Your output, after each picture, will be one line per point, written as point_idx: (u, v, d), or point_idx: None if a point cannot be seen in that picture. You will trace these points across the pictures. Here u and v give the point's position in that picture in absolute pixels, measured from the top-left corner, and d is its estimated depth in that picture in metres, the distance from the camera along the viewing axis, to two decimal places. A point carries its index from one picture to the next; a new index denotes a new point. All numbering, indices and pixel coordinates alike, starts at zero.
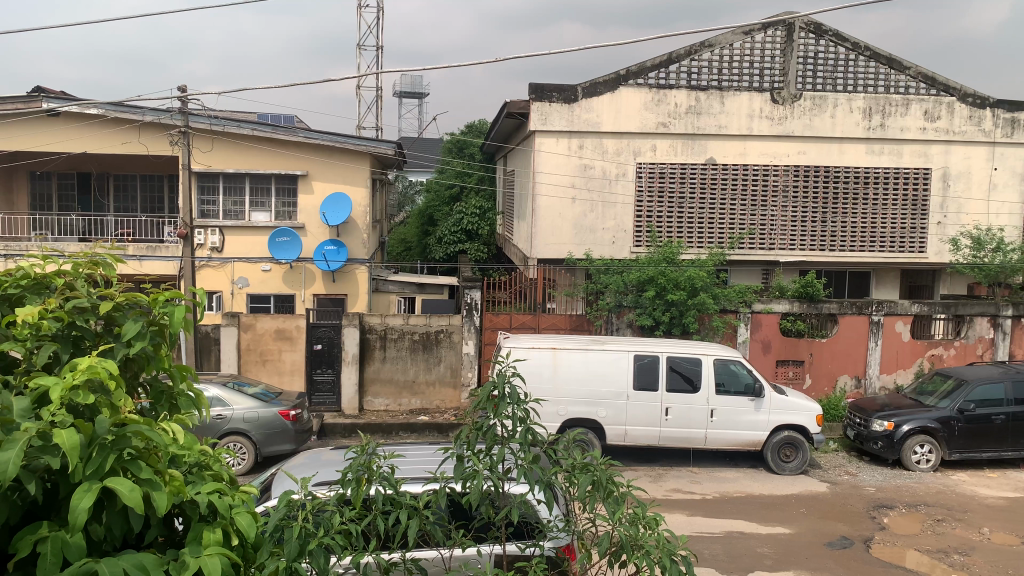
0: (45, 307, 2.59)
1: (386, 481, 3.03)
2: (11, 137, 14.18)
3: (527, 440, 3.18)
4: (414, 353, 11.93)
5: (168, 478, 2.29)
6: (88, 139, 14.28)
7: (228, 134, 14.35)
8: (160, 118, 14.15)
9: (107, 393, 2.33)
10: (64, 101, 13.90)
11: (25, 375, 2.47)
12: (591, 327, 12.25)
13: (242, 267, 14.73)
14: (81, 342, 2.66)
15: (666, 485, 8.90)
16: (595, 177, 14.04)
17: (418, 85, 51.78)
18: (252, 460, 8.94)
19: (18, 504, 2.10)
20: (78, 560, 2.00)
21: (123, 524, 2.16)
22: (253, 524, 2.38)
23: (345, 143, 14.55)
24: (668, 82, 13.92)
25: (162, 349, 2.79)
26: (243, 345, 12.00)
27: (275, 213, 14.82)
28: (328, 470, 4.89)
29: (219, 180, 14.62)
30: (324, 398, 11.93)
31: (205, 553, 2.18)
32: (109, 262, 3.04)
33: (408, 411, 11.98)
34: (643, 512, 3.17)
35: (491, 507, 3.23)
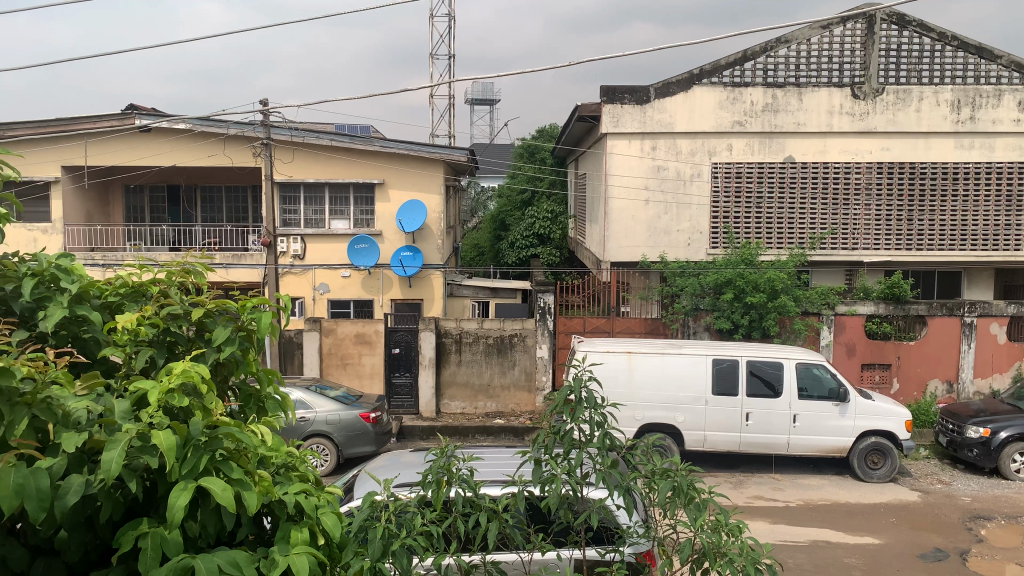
0: (143, 313, 2.72)
1: (465, 483, 3.05)
2: (107, 152, 14.92)
3: (605, 445, 3.14)
4: (490, 357, 11.99)
5: (257, 478, 2.36)
6: (178, 153, 14.93)
7: (308, 144, 14.77)
8: (244, 130, 14.64)
9: (200, 396, 2.42)
10: (155, 118, 14.58)
11: (125, 378, 2.60)
12: (667, 330, 12.09)
13: (323, 273, 15.10)
14: (175, 348, 2.79)
15: (748, 492, 8.69)
16: (669, 178, 13.85)
17: (489, 91, 52.28)
18: (335, 461, 9.15)
19: (120, 501, 2.19)
20: (177, 556, 2.08)
21: (217, 522, 2.24)
22: (338, 524, 2.45)
23: (419, 150, 14.78)
24: (744, 79, 13.63)
25: (251, 354, 2.88)
26: (325, 349, 12.32)
27: (353, 221, 15.16)
28: (409, 471, 4.96)
29: (300, 190, 15.07)
30: (402, 401, 12.10)
31: (293, 552, 2.25)
32: (200, 270, 3.16)
33: (484, 414, 12.05)
34: (726, 519, 3.11)
35: (570, 512, 3.20)
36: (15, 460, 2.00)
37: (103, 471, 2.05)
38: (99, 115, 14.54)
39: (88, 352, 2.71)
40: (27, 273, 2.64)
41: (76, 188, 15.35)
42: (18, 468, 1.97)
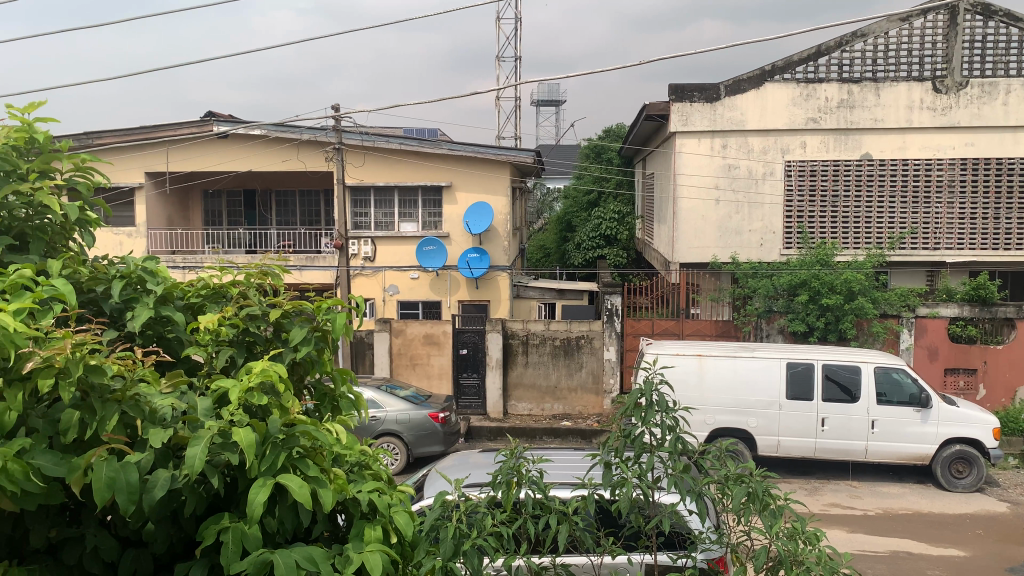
0: (223, 314, 2.81)
1: (535, 485, 3.05)
2: (188, 158, 15.48)
3: (676, 449, 3.10)
4: (556, 359, 11.96)
5: (333, 476, 2.41)
6: (255, 158, 15.38)
7: (378, 149, 15.03)
8: (317, 135, 14.99)
9: (278, 395, 2.48)
10: (232, 124, 15.08)
11: (207, 376, 2.69)
12: (739, 332, 11.81)
13: (393, 275, 15.34)
14: (253, 347, 2.88)
15: (824, 499, 8.45)
16: (740, 177, 13.55)
17: (554, 92, 52.33)
18: (405, 460, 9.27)
19: (203, 495, 2.26)
20: (256, 550, 2.13)
21: (294, 518, 2.29)
22: (410, 523, 2.49)
23: (486, 153, 14.84)
24: (818, 75, 13.28)
25: (326, 354, 2.95)
26: (395, 349, 12.52)
27: (422, 223, 15.37)
28: (479, 471, 4.99)
29: (370, 193, 15.36)
30: (470, 402, 12.18)
31: (367, 549, 2.28)
32: (277, 272, 3.25)
33: (552, 416, 12.02)
34: (803, 527, 3.03)
35: (641, 516, 3.16)
36: (106, 454, 2.09)
37: (187, 466, 2.12)
38: (181, 123, 15.10)
39: (172, 351, 2.82)
40: (116, 275, 2.76)
41: (159, 193, 15.97)
42: (108, 462, 2.06)
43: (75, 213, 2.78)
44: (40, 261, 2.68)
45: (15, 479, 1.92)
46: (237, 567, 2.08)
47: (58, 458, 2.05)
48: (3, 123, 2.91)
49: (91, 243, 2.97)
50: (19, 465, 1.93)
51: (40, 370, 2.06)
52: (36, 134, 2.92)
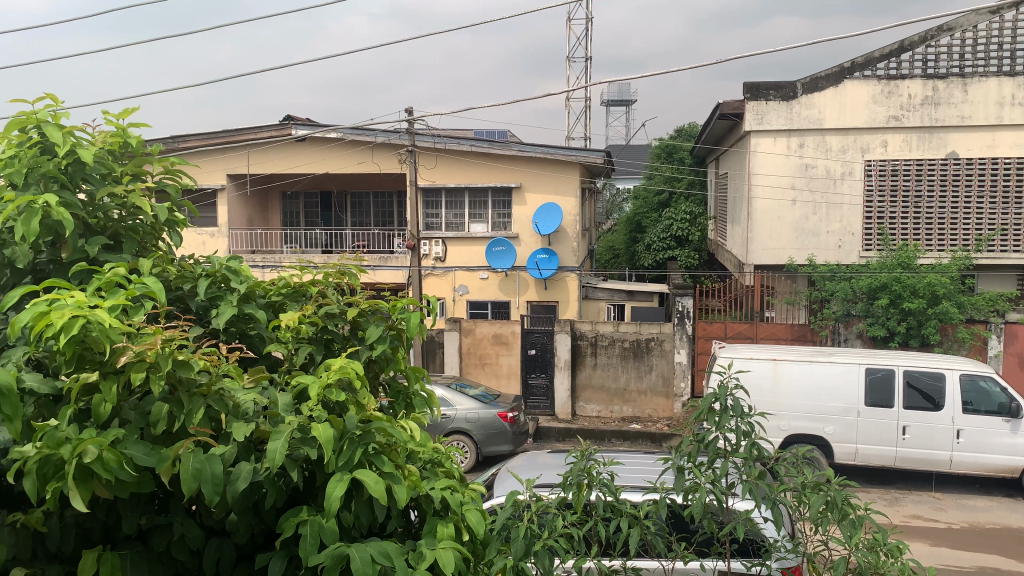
0: (303, 312, 2.90)
1: (606, 487, 3.04)
2: (267, 160, 15.97)
3: (752, 455, 3.04)
4: (626, 361, 11.84)
5: (407, 473, 2.44)
6: (330, 160, 15.76)
7: (450, 150, 15.21)
8: (391, 138, 15.25)
9: (354, 391, 2.53)
10: (310, 128, 15.48)
11: (287, 372, 2.78)
12: (815, 336, 11.47)
13: (463, 275, 15.53)
14: (332, 345, 2.96)
15: (905, 511, 8.14)
16: (817, 177, 13.19)
17: (625, 93, 51.95)
18: (474, 458, 9.34)
19: (283, 489, 2.32)
20: (332, 544, 2.18)
21: (370, 513, 2.33)
22: (482, 521, 2.51)
23: (556, 153, 14.82)
24: (901, 72, 12.85)
25: (400, 352, 3.01)
26: (464, 348, 12.64)
27: (491, 224, 15.46)
28: (550, 472, 4.99)
29: (441, 195, 15.56)
30: (539, 402, 12.20)
31: (440, 546, 2.31)
32: (354, 271, 3.33)
33: (621, 418, 11.90)
34: (884, 538, 2.94)
35: (714, 522, 3.10)
36: (193, 446, 2.17)
37: (267, 460, 2.18)
38: (261, 126, 15.60)
39: (254, 348, 2.92)
40: (202, 273, 2.88)
41: (240, 195, 16.52)
42: (195, 454, 2.13)
43: (165, 214, 2.90)
44: (133, 259, 2.80)
45: (110, 467, 2.02)
46: (314, 559, 2.12)
47: (149, 449, 2.14)
48: (100, 129, 3.05)
49: (179, 242, 3.10)
50: (113, 454, 2.02)
51: (132, 363, 2.15)
52: (130, 138, 3.06)
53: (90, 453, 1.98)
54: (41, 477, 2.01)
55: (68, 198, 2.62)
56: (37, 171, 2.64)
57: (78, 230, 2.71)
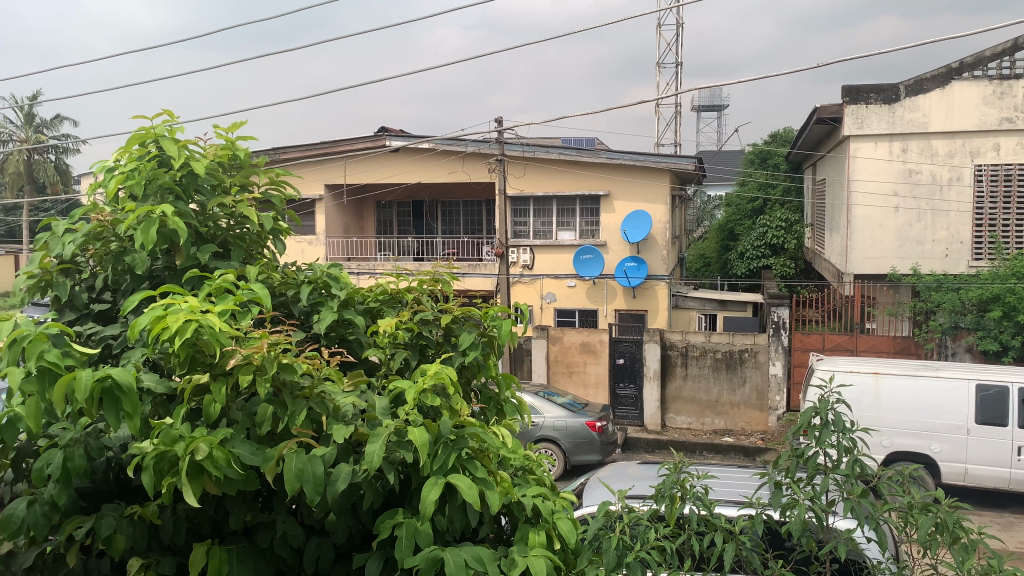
0: (399, 318, 2.99)
1: (699, 501, 2.98)
2: (362, 171, 16.45)
3: (854, 472, 2.92)
4: (718, 372, 11.56)
5: (499, 479, 2.46)
6: (422, 170, 16.09)
7: (539, 159, 15.28)
8: (481, 148, 15.47)
9: (448, 397, 2.57)
10: (403, 139, 15.85)
11: (384, 376, 2.87)
12: (920, 349, 11.05)
13: (550, 282, 15.56)
14: (426, 350, 3.05)
15: (1020, 537, 7.65)
16: (922, 183, 12.57)
17: (717, 98, 51.09)
18: (562, 467, 9.33)
19: (380, 491, 2.38)
20: (427, 547, 2.21)
21: (463, 518, 2.35)
22: (573, 530, 2.52)
23: (646, 161, 14.68)
24: (1015, 71, 12.13)
25: (491, 358, 3.06)
26: (552, 356, 12.67)
27: (579, 231, 15.41)
28: (642, 483, 4.94)
29: (530, 203, 15.66)
30: (627, 412, 12.09)
31: (532, 553, 2.31)
32: (447, 279, 3.41)
33: (712, 431, 11.64)
34: (1000, 565, 2.76)
35: (813, 540, 2.98)
36: (296, 447, 2.25)
37: (366, 462, 2.24)
38: (356, 138, 16.08)
39: (354, 352, 3.01)
40: (304, 279, 3.00)
41: (337, 204, 17.07)
42: (297, 454, 2.21)
43: (269, 222, 3.02)
44: (240, 266, 2.93)
45: (219, 465, 2.11)
46: (410, 560, 2.16)
47: (254, 448, 2.23)
48: (211, 143, 3.20)
49: (282, 250, 3.22)
50: (222, 452, 2.11)
51: (240, 366, 2.24)
52: (238, 151, 3.20)
53: (201, 451, 2.08)
54: (157, 472, 2.12)
55: (182, 208, 2.77)
56: (155, 183, 2.81)
57: (190, 238, 2.86)
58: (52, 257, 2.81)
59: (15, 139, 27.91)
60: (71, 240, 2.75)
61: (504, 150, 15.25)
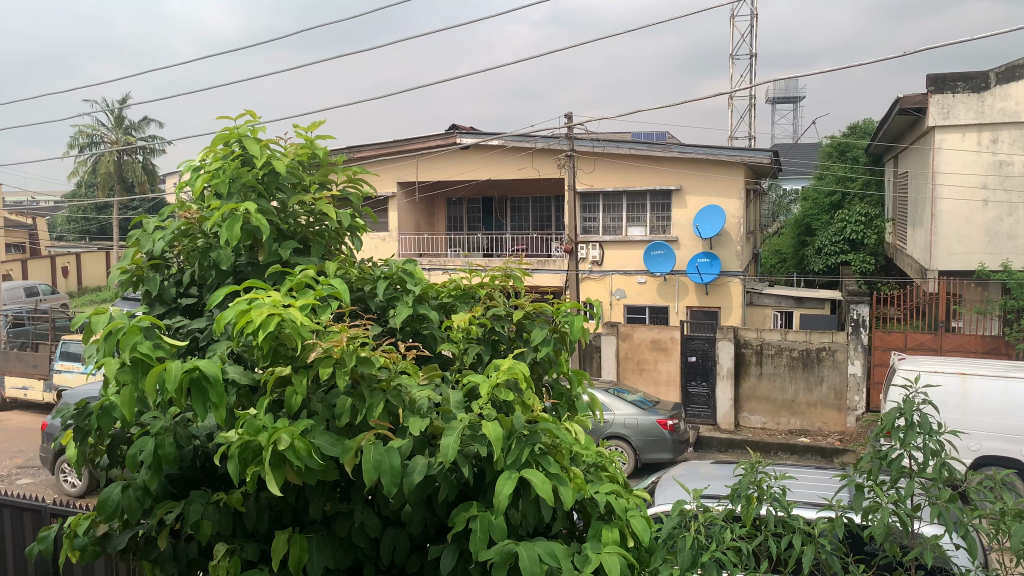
0: (473, 314, 3.04)
1: (777, 502, 2.92)
2: (433, 168, 16.63)
3: (941, 476, 2.81)
4: (794, 371, 11.27)
5: (572, 475, 2.46)
6: (492, 166, 16.18)
7: (609, 154, 15.14)
8: (550, 143, 15.41)
9: (521, 393, 2.58)
10: (474, 136, 15.94)
11: (458, 370, 2.93)
12: (1011, 350, 10.55)
13: (620, 279, 15.47)
14: (498, 345, 3.09)
15: None
16: (1013, 175, 12.18)
17: (793, 89, 49.83)
18: (633, 465, 9.27)
19: (455, 483, 2.40)
20: (501, 541, 2.22)
21: (536, 512, 2.35)
22: (647, 528, 2.50)
23: (719, 154, 14.31)
24: None
25: (563, 355, 3.08)
26: (622, 353, 12.57)
27: (650, 227, 15.25)
28: (719, 483, 4.87)
29: (599, 199, 15.56)
30: (699, 411, 11.90)
31: (605, 550, 2.30)
32: (519, 274, 3.43)
33: (788, 431, 11.36)
34: None
35: (898, 546, 2.87)
36: (373, 439, 2.29)
37: (442, 455, 2.26)
38: (428, 136, 16.26)
39: (428, 346, 3.07)
40: (381, 275, 3.06)
41: (409, 201, 17.31)
42: (375, 446, 2.25)
43: (347, 220, 3.09)
44: (320, 262, 3.01)
45: (300, 455, 2.16)
46: (484, 554, 2.18)
47: (334, 439, 2.30)
48: (292, 142, 3.29)
49: (360, 246, 3.28)
50: (303, 443, 2.17)
51: (320, 359, 2.30)
52: (317, 150, 3.27)
53: (283, 442, 2.13)
54: (242, 461, 2.20)
55: (264, 206, 2.86)
56: (239, 181, 2.91)
57: (273, 235, 2.95)
58: (143, 253, 2.93)
59: (106, 140, 29.21)
60: (161, 237, 2.87)
61: (574, 146, 15.18)
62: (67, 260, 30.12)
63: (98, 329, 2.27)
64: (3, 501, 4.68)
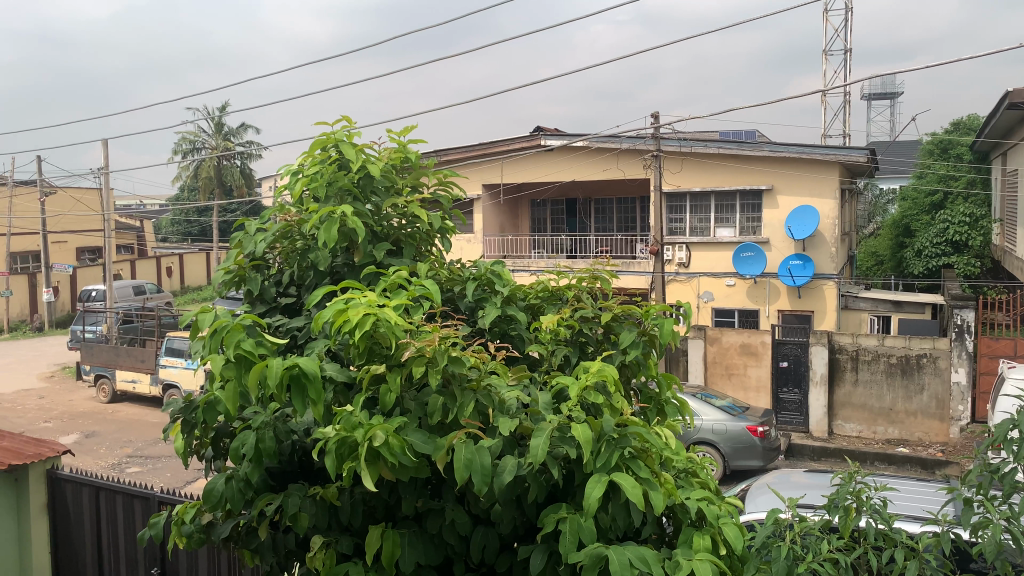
0: (561, 316, 3.05)
1: (877, 514, 2.82)
2: (519, 170, 16.72)
3: None
4: (892, 379, 10.82)
5: (662, 480, 2.43)
6: (577, 168, 16.14)
7: (696, 154, 14.88)
8: (636, 144, 15.26)
9: (610, 395, 2.56)
10: (559, 138, 15.94)
11: (547, 372, 2.94)
12: None
13: (708, 281, 15.19)
14: (586, 347, 3.08)
15: None
16: None
17: (890, 85, 47.86)
18: (721, 471, 9.07)
19: (544, 484, 2.40)
20: (591, 544, 2.21)
21: (626, 516, 2.33)
22: (739, 537, 2.44)
23: (813, 153, 13.87)
24: None
25: (652, 358, 3.04)
26: (710, 357, 12.34)
27: (739, 228, 14.90)
28: (815, 492, 4.71)
29: (686, 199, 15.30)
30: (791, 417, 11.54)
31: (696, 557, 2.25)
32: (606, 276, 3.41)
33: (885, 440, 10.91)
34: None
35: (1011, 565, 2.71)
36: (464, 438, 2.32)
37: (531, 455, 2.27)
38: (512, 138, 16.36)
39: (516, 347, 3.09)
40: (470, 277, 3.11)
41: (494, 203, 17.46)
42: (466, 445, 2.28)
43: (438, 222, 3.14)
44: (412, 262, 3.07)
45: (394, 452, 2.21)
46: (574, 556, 2.18)
47: (426, 437, 2.34)
48: (385, 146, 3.37)
49: (449, 248, 3.31)
50: (397, 440, 2.22)
51: (414, 358, 2.35)
52: (409, 153, 3.33)
53: (379, 438, 2.18)
54: (338, 457, 2.26)
55: (360, 208, 2.94)
56: (336, 185, 3.01)
57: (367, 237, 3.03)
58: (245, 254, 3.04)
59: (207, 146, 30.55)
60: (262, 239, 2.98)
61: (660, 146, 14.98)
62: (171, 260, 31.69)
63: (205, 327, 2.38)
64: (115, 488, 4.93)
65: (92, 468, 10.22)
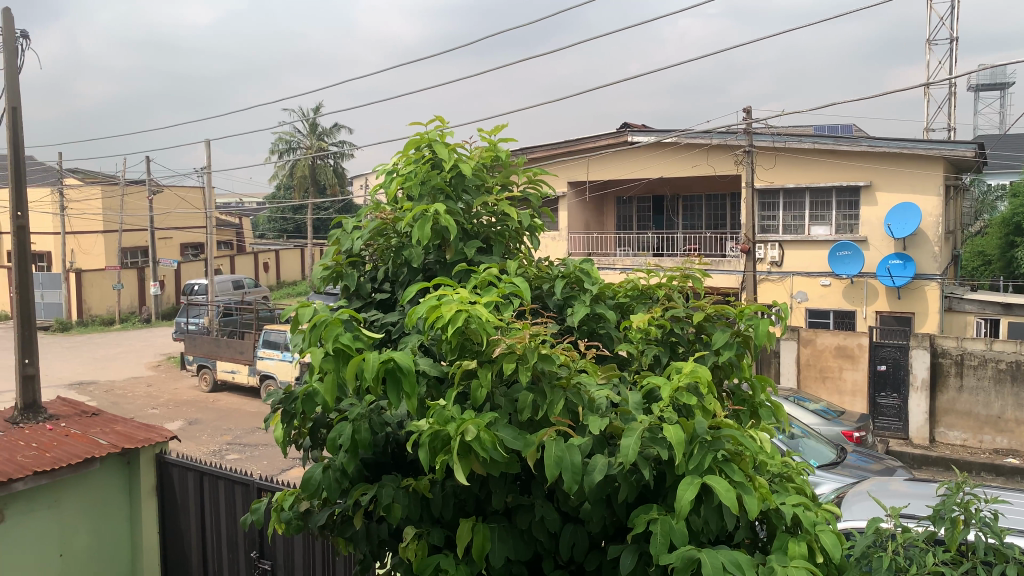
0: (652, 314, 3.02)
1: (988, 527, 2.69)
2: (606, 167, 16.64)
3: None
4: (1001, 386, 10.24)
5: (757, 484, 2.38)
6: (665, 164, 15.94)
7: (790, 149, 14.45)
8: (726, 139, 14.93)
9: (701, 396, 2.52)
10: (647, 134, 15.75)
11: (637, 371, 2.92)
12: None
13: (802, 281, 14.76)
14: (677, 347, 3.04)
15: None
16: None
17: (1001, 74, 45.28)
18: None
19: (635, 485, 2.39)
20: (683, 546, 2.18)
21: (719, 520, 2.29)
22: (838, 545, 2.36)
23: (914, 147, 13.25)
24: None
25: (746, 359, 2.97)
26: (803, 360, 12.01)
27: (835, 226, 14.39)
28: (920, 503, 4.51)
29: (779, 196, 14.89)
30: (889, 423, 11.07)
31: (792, 564, 2.19)
32: (698, 275, 3.35)
33: (993, 450, 10.34)
34: None
35: None
36: (555, 435, 2.33)
37: (621, 455, 2.26)
38: (600, 135, 16.28)
39: (605, 345, 3.07)
40: (558, 275, 3.13)
41: (580, 201, 17.43)
42: (557, 442, 2.28)
43: (528, 220, 3.15)
44: (501, 260, 3.10)
45: (485, 446, 2.23)
46: (665, 557, 2.15)
47: (516, 433, 2.35)
48: (476, 145, 3.40)
49: (538, 246, 3.31)
50: (488, 435, 2.23)
51: (505, 355, 2.37)
52: (500, 152, 3.36)
53: (470, 433, 2.21)
54: (432, 449, 2.30)
55: (452, 207, 2.99)
56: (429, 184, 3.07)
57: (458, 235, 3.07)
58: (342, 251, 3.14)
59: (302, 146, 31.57)
60: (359, 236, 3.06)
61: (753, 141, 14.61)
62: (268, 256, 32.94)
63: (305, 320, 2.46)
64: (218, 474, 5.16)
65: (196, 453, 10.74)
